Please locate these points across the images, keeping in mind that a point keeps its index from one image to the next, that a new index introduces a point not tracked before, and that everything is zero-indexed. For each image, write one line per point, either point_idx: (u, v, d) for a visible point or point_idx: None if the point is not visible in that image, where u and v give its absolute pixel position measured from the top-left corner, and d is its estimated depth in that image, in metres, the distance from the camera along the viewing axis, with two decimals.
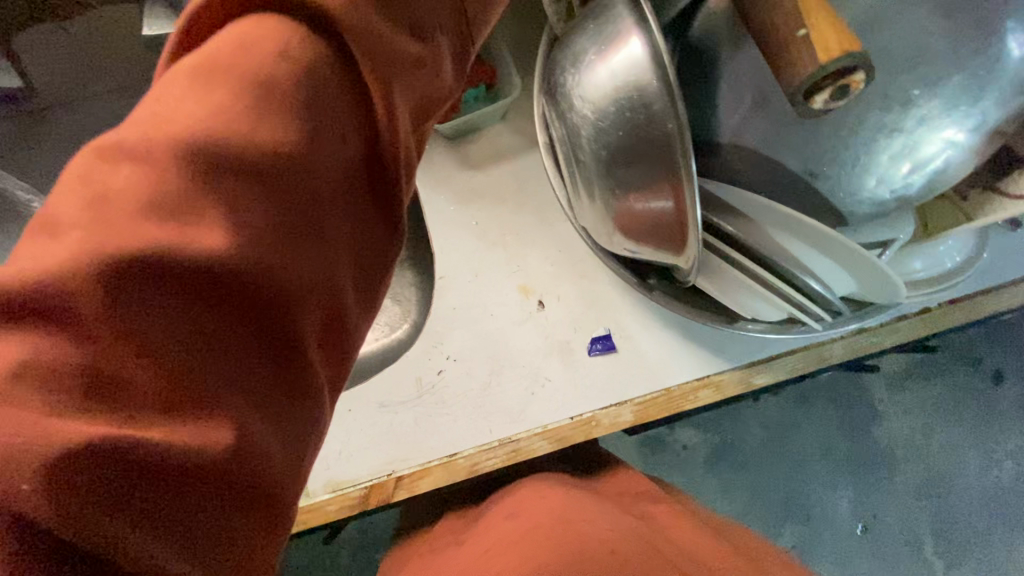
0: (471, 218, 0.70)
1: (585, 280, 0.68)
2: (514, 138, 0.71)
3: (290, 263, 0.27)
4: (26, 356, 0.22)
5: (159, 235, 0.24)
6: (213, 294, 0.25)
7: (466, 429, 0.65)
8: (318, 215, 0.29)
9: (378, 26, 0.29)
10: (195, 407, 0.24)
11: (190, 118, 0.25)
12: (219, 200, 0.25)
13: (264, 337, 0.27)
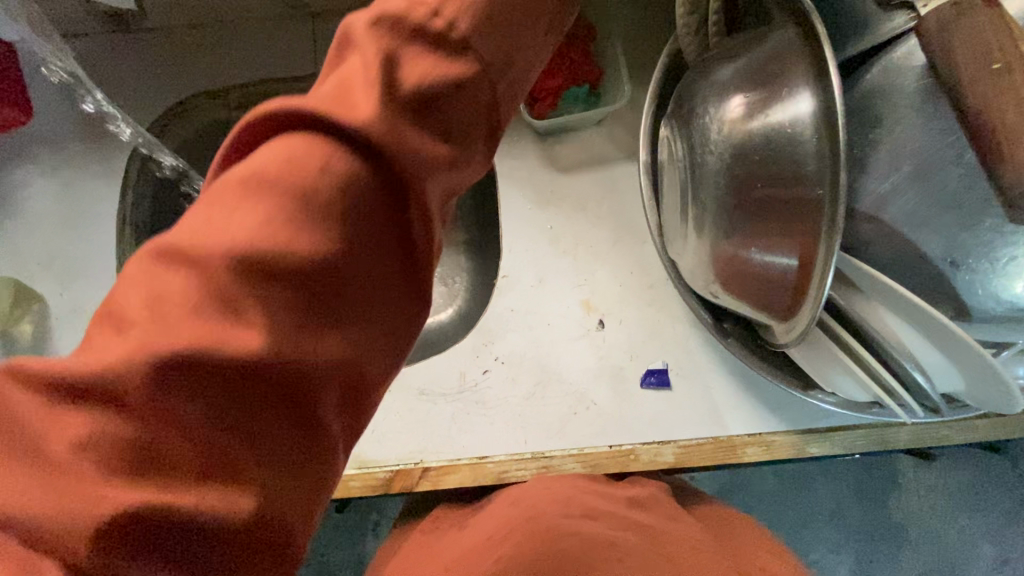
0: (546, 221, 0.66)
1: (651, 307, 0.65)
2: (608, 147, 0.67)
3: (322, 349, 0.25)
4: (83, 432, 0.21)
5: (204, 332, 0.22)
6: (250, 380, 0.23)
7: (502, 435, 0.63)
8: (357, 295, 0.26)
9: (401, 135, 0.25)
10: (226, 477, 0.23)
11: (241, 226, 0.23)
12: (258, 300, 0.23)
13: (295, 420, 0.25)
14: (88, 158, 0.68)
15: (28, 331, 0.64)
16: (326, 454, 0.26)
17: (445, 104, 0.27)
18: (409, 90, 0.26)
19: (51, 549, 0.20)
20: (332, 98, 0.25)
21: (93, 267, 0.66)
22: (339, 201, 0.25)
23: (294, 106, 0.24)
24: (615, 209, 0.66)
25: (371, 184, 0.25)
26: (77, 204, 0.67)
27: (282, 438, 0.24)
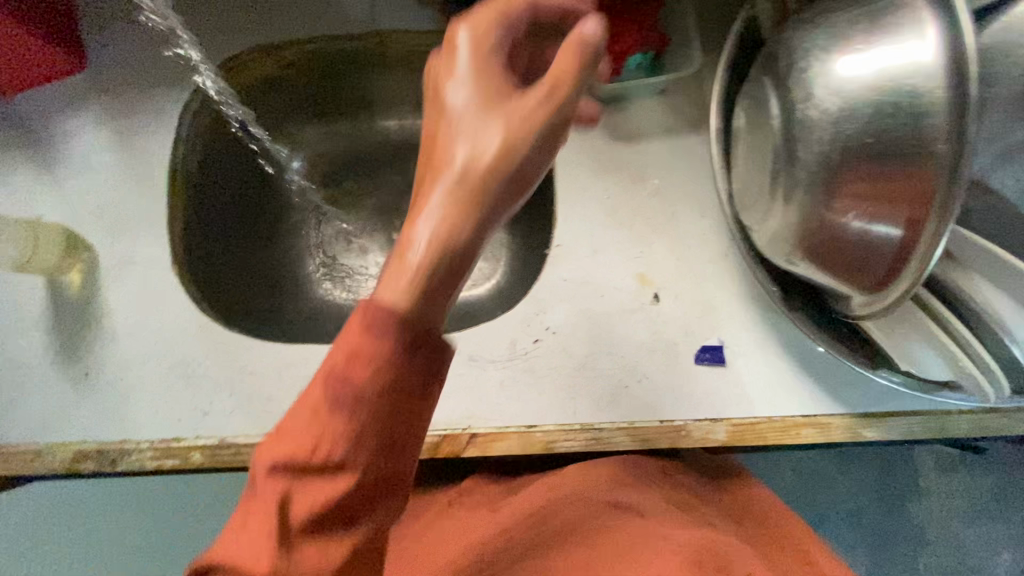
0: (602, 191, 0.65)
1: (707, 283, 0.63)
2: (668, 118, 0.66)
3: (367, 452, 0.35)
4: (249, 551, 0.33)
5: (301, 482, 0.34)
6: (328, 492, 0.34)
7: (551, 406, 0.62)
8: (390, 408, 0.35)
9: (413, 303, 0.34)
10: (342, 536, 0.35)
11: (310, 411, 0.34)
12: (324, 454, 0.34)
13: (365, 503, 0.35)
14: (140, 105, 0.67)
15: (77, 280, 0.64)
16: (391, 503, 0.37)
17: (449, 253, 0.35)
18: (421, 268, 0.34)
19: None
20: (365, 301, 0.35)
21: (144, 218, 0.65)
22: (376, 356, 0.34)
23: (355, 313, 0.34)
24: (675, 182, 0.65)
25: (399, 355, 0.34)
26: (127, 154, 0.66)
27: (361, 512, 0.36)
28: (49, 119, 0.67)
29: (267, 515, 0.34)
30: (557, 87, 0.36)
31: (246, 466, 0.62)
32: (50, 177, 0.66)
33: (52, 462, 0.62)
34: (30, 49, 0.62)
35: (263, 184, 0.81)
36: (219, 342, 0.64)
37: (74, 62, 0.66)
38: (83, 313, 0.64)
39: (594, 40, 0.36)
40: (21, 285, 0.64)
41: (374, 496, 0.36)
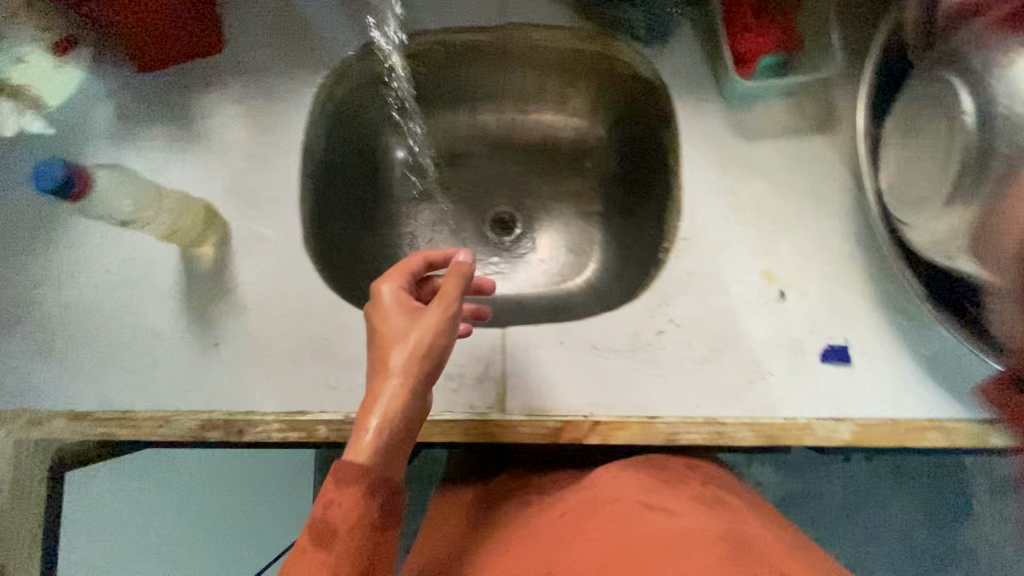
0: (728, 187, 0.66)
1: (832, 283, 0.64)
2: (795, 119, 0.67)
3: (369, 500, 0.45)
4: None
5: (327, 541, 0.44)
6: (342, 538, 0.44)
7: (674, 397, 0.63)
8: (391, 463, 0.47)
9: (400, 382, 0.48)
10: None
11: (331, 483, 0.45)
12: (345, 510, 0.45)
13: (364, 553, 0.44)
14: (275, 86, 0.69)
15: (209, 254, 0.65)
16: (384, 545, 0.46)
17: (435, 356, 0.50)
18: (403, 364, 0.48)
19: None
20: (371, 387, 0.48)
21: (277, 196, 0.67)
22: (380, 430, 0.46)
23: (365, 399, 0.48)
24: (801, 182, 0.65)
25: (394, 384, 0.48)
26: (262, 133, 0.68)
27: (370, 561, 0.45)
28: (188, 97, 0.69)
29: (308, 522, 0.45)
30: (443, 305, 0.51)
31: None
32: (190, 149, 0.68)
33: (179, 430, 0.63)
34: (179, 28, 0.65)
35: (371, 169, 0.83)
36: (344, 320, 0.65)
37: (214, 44, 0.69)
38: (214, 285, 0.65)
39: (468, 269, 0.54)
40: (155, 257, 0.66)
41: (382, 496, 0.46)
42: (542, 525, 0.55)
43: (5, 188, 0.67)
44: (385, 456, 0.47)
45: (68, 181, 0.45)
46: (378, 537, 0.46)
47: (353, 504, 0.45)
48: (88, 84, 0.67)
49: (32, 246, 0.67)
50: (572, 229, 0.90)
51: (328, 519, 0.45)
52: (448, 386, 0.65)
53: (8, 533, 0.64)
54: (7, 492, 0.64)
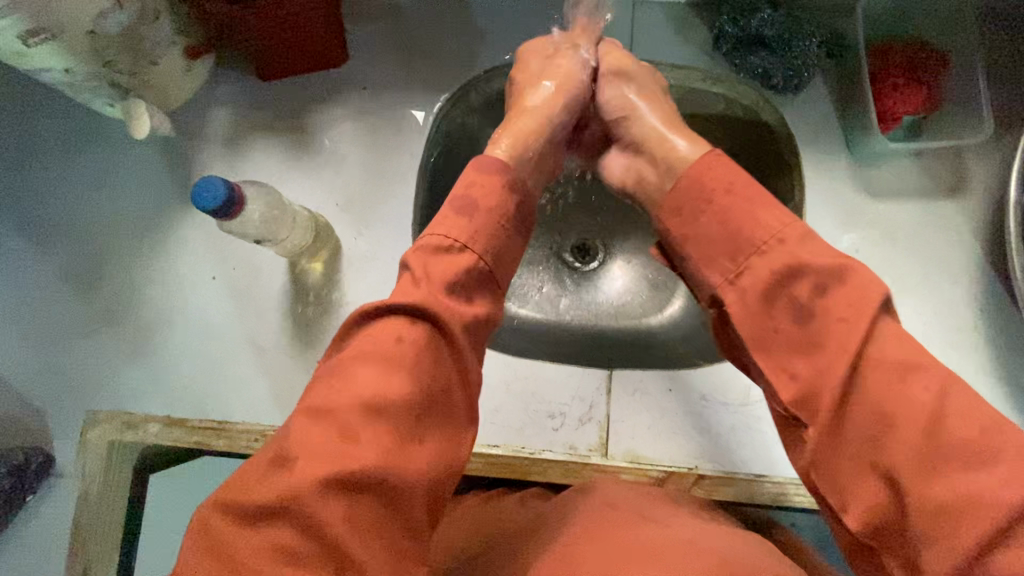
0: (852, 244, 0.64)
1: (955, 351, 0.61)
2: (924, 179, 0.65)
3: (445, 297, 0.41)
4: (338, 357, 0.39)
5: (394, 302, 0.40)
6: (401, 309, 0.40)
7: (784, 456, 0.61)
8: (475, 290, 0.44)
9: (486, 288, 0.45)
10: (400, 359, 0.38)
11: (418, 262, 0.43)
12: (413, 285, 0.41)
13: (422, 351, 0.39)
14: (396, 105, 0.69)
15: (319, 269, 0.65)
16: (444, 367, 0.40)
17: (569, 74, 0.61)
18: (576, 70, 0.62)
19: (311, 429, 0.36)
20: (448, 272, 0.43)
21: (390, 216, 0.66)
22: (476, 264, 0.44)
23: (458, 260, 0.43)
24: (928, 244, 0.63)
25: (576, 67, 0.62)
26: (378, 152, 0.68)
27: (420, 361, 0.39)
28: (307, 108, 0.68)
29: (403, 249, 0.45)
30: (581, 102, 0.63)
31: (467, 472, 0.63)
32: (310, 161, 0.67)
33: None
34: (311, 42, 0.65)
35: None
36: None
37: (338, 58, 0.68)
38: (322, 300, 0.64)
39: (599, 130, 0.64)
40: (264, 266, 0.65)
41: (473, 220, 0.45)
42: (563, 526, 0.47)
43: (114, 179, 0.66)
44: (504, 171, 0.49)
45: (230, 198, 0.46)
46: (485, 264, 0.44)
47: (460, 212, 0.45)
48: (210, 88, 0.68)
49: (140, 244, 0.65)
50: (652, 262, 0.87)
51: (411, 257, 0.43)
52: (550, 425, 0.63)
53: (92, 536, 0.62)
54: (95, 495, 0.62)
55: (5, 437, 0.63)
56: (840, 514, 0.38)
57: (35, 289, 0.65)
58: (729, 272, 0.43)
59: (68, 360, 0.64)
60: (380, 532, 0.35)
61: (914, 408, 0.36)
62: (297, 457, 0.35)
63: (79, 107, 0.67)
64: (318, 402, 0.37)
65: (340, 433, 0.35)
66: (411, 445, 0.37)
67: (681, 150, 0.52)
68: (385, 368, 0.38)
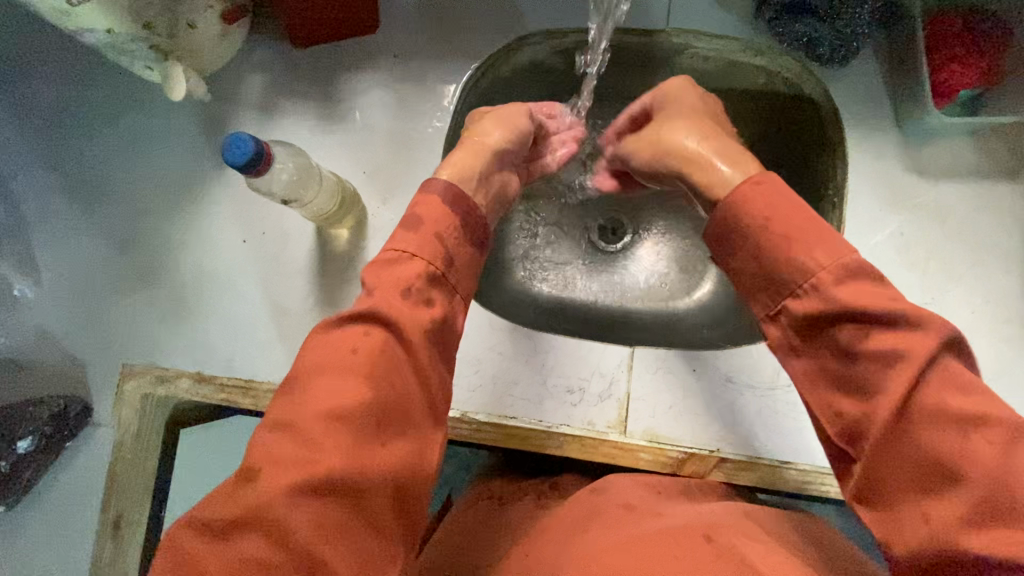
0: (897, 227, 0.60)
1: (1005, 343, 0.57)
2: (980, 161, 0.61)
3: (398, 302, 0.39)
4: (294, 370, 0.38)
5: (352, 313, 0.39)
6: (356, 318, 0.38)
7: (811, 443, 0.59)
8: (432, 295, 0.41)
9: (443, 291, 0.42)
10: (356, 368, 0.37)
11: (375, 271, 0.41)
12: (371, 292, 0.40)
13: (379, 357, 0.37)
14: (428, 75, 0.68)
15: (345, 236, 0.65)
16: (403, 371, 0.38)
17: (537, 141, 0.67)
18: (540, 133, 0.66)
19: (269, 445, 0.35)
20: (411, 269, 0.41)
21: (417, 184, 0.66)
22: (430, 271, 0.41)
23: (408, 269, 0.41)
24: (981, 227, 0.60)
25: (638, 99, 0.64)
26: (406, 121, 0.68)
27: (377, 367, 0.37)
28: (337, 76, 0.69)
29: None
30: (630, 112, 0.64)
31: (481, 443, 0.63)
32: (341, 128, 0.68)
33: None
34: (344, 9, 0.65)
35: None
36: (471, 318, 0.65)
37: (369, 25, 0.68)
38: (347, 267, 0.65)
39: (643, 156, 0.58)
40: (293, 231, 0.66)
41: (418, 229, 0.43)
42: (570, 530, 0.47)
43: (153, 143, 0.68)
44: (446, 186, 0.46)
45: (258, 155, 0.47)
46: (438, 267, 0.42)
47: (409, 227, 0.43)
48: (245, 55, 0.69)
49: (176, 208, 0.67)
50: (685, 245, 0.83)
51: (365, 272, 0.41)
52: (568, 400, 0.62)
53: (126, 483, 0.64)
54: (129, 446, 0.65)
55: (49, 385, 0.66)
56: (887, 549, 0.36)
57: (78, 244, 0.68)
58: (769, 307, 0.40)
59: (108, 314, 0.67)
60: (346, 539, 0.34)
61: (984, 460, 0.32)
62: (261, 469, 0.34)
63: (122, 71, 0.69)
64: (275, 418, 0.36)
65: (301, 443, 0.34)
66: (372, 450, 0.35)
67: (722, 175, 0.47)
68: (347, 376, 0.36)
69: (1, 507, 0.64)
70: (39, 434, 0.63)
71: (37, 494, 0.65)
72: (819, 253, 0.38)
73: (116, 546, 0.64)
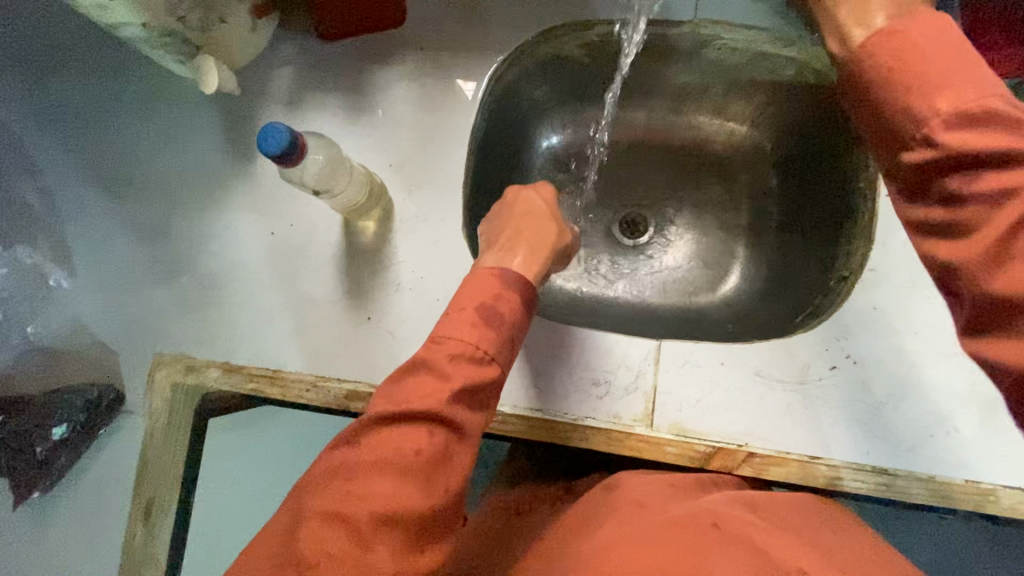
0: None
1: None
2: None
3: (443, 399, 0.44)
4: (344, 462, 0.43)
5: (401, 408, 0.43)
6: (404, 417, 0.43)
7: (842, 438, 0.58)
8: (476, 389, 0.46)
9: (485, 380, 0.46)
10: (405, 469, 0.42)
11: (423, 360, 0.46)
12: (418, 386, 0.44)
13: (425, 458, 0.42)
14: (453, 68, 0.69)
15: (371, 229, 0.66)
16: (445, 470, 0.43)
17: None
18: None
19: (323, 535, 0.39)
20: (458, 360, 0.46)
21: (442, 178, 0.67)
22: (474, 361, 0.46)
23: (454, 362, 0.45)
24: None
25: None
26: (431, 114, 0.68)
27: (423, 468, 0.42)
28: (364, 70, 0.69)
29: (425, 345, 0.47)
30: None
31: (507, 436, 0.63)
32: (367, 121, 0.68)
33: (328, 395, 0.64)
34: (371, 3, 0.65)
35: (516, 151, 0.80)
36: None
37: (397, 16, 0.68)
38: (374, 260, 0.65)
39: None
40: (320, 223, 0.66)
41: (497, 331, 0.48)
42: (607, 532, 0.47)
43: (183, 138, 0.69)
44: (522, 292, 0.51)
45: (292, 145, 0.48)
46: (485, 353, 0.47)
47: (487, 322, 0.48)
48: (272, 49, 0.70)
49: (205, 201, 0.68)
50: (709, 239, 0.82)
51: (436, 359, 0.45)
52: (594, 393, 0.62)
53: (156, 471, 0.66)
54: (160, 434, 0.66)
55: (80, 373, 0.67)
56: None
57: (110, 238, 0.69)
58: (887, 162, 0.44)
59: (139, 304, 0.68)
60: None
61: None
62: (314, 563, 0.39)
63: (154, 66, 0.71)
64: (334, 506, 0.40)
65: (353, 537, 0.39)
66: (416, 552, 0.41)
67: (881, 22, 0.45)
68: (397, 475, 0.41)
69: (36, 493, 0.65)
70: (72, 422, 0.65)
71: (69, 482, 0.67)
72: (936, 100, 0.40)
73: (146, 531, 0.65)
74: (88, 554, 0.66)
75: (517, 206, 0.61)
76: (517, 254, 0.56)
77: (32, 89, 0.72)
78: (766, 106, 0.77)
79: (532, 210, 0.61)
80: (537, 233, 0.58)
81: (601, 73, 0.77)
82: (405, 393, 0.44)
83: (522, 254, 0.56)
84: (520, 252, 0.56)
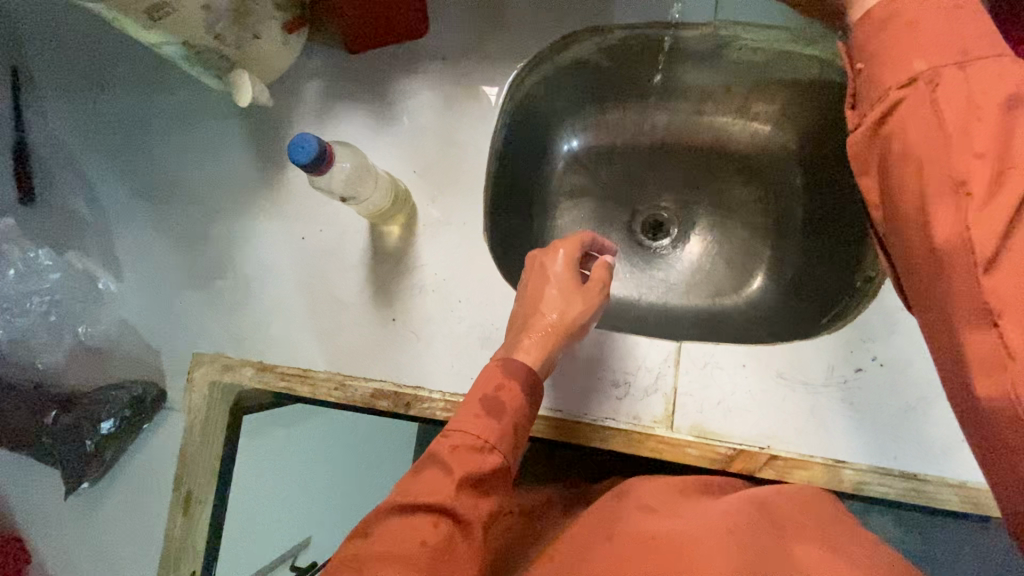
0: None
1: None
2: None
3: (447, 488, 0.46)
4: (355, 552, 0.45)
5: (407, 499, 0.46)
6: (410, 507, 0.45)
7: (868, 443, 0.57)
8: (481, 476, 0.47)
9: (490, 468, 0.48)
10: (408, 561, 0.43)
11: (430, 453, 0.48)
12: (424, 477, 0.47)
13: (429, 549, 0.43)
14: (476, 77, 0.70)
15: (396, 233, 0.68)
16: (450, 561, 0.44)
17: None
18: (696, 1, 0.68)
19: None
20: (462, 449, 0.48)
21: (464, 183, 0.68)
22: (479, 450, 0.48)
23: (459, 452, 0.48)
24: None
25: None
26: (454, 120, 0.70)
27: (427, 561, 0.43)
28: (389, 79, 0.71)
29: (435, 437, 0.50)
30: None
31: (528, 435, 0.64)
32: (393, 128, 0.70)
33: (355, 394, 0.66)
34: (396, 15, 0.67)
35: (538, 155, 0.81)
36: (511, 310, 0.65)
37: (417, 32, 0.70)
38: (399, 264, 0.67)
39: None
40: (349, 228, 0.69)
41: (501, 420, 0.50)
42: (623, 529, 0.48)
43: (222, 149, 0.73)
44: (528, 382, 0.53)
45: (320, 154, 0.50)
46: (489, 442, 0.49)
47: (492, 411, 0.50)
48: (303, 62, 0.73)
49: (240, 207, 0.72)
50: (733, 242, 0.82)
51: (443, 450, 0.48)
52: (614, 394, 0.62)
53: (194, 465, 0.69)
54: (198, 429, 0.69)
55: (126, 372, 0.71)
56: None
57: (154, 244, 0.73)
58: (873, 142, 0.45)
59: (179, 306, 0.72)
60: None
61: None
62: None
63: (194, 80, 0.75)
64: None
65: None
66: None
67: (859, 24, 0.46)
68: (401, 567, 0.43)
69: (87, 482, 0.70)
70: (121, 416, 0.69)
71: (115, 473, 0.71)
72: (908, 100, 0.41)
73: (185, 522, 0.68)
74: (133, 541, 0.70)
75: (529, 289, 0.61)
76: (525, 341, 0.57)
77: (83, 103, 0.77)
78: (790, 106, 0.76)
79: (545, 294, 0.59)
80: (545, 316, 0.58)
81: (621, 74, 0.78)
82: (412, 485, 0.47)
83: (531, 341, 0.57)
84: (526, 340, 0.57)
